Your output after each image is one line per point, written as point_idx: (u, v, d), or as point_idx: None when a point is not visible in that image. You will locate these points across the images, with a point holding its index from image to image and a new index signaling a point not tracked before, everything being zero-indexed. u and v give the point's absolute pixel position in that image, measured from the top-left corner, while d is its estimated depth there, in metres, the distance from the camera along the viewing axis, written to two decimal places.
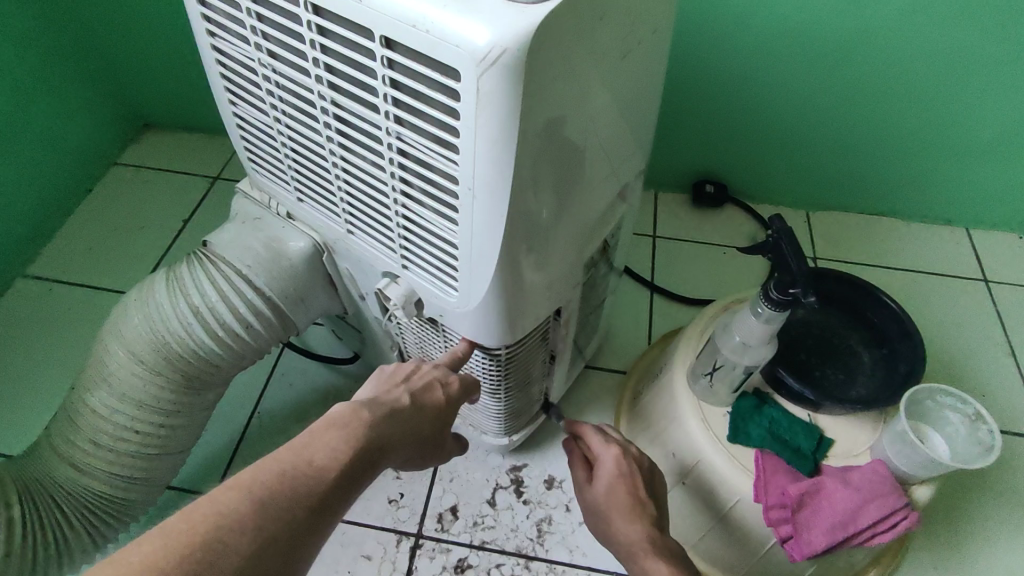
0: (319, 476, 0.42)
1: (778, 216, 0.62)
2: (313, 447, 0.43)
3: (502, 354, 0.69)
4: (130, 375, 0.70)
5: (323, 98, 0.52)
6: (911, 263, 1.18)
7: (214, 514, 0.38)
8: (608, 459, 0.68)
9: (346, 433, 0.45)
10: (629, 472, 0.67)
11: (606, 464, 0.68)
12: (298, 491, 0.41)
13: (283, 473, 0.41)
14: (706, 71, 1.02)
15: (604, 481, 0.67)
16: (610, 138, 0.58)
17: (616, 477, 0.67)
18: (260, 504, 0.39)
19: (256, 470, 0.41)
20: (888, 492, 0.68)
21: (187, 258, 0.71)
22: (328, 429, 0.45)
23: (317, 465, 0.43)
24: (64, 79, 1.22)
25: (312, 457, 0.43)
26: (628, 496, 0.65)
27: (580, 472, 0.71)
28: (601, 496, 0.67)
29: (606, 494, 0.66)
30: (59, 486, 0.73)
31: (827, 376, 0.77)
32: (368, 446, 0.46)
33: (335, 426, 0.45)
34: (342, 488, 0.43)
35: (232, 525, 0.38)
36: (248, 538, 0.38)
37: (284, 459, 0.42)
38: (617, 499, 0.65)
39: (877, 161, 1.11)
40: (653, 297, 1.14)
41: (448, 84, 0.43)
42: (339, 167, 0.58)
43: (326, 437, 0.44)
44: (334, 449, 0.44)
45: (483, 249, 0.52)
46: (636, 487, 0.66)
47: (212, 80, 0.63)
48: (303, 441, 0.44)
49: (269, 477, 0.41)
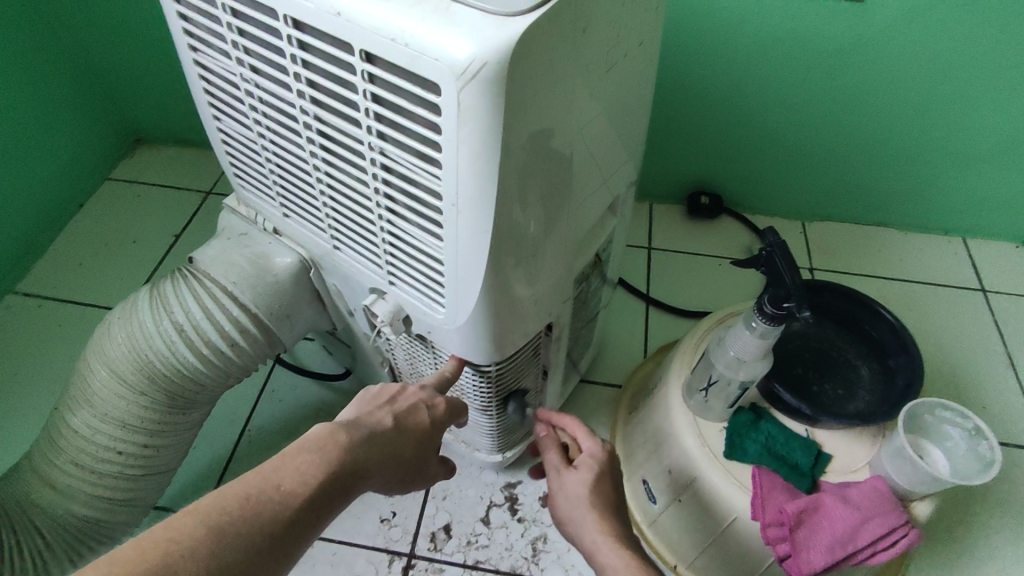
0: (285, 502, 0.41)
1: (771, 229, 0.62)
2: (282, 471, 0.42)
3: (492, 371, 0.68)
4: (113, 394, 0.68)
5: (306, 113, 0.52)
6: (907, 273, 1.17)
7: (168, 538, 0.36)
8: (594, 450, 0.62)
9: (319, 457, 0.44)
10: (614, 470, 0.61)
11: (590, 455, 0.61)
12: (261, 517, 0.39)
13: (247, 497, 0.40)
14: (698, 81, 1.01)
15: (587, 469, 0.60)
16: (598, 152, 0.57)
17: (601, 471, 0.60)
18: (217, 528, 0.38)
19: (218, 493, 0.39)
20: (889, 509, 0.66)
21: (171, 275, 0.70)
22: (301, 452, 0.43)
23: (284, 490, 0.41)
24: (55, 95, 1.21)
25: (280, 481, 0.41)
26: (609, 496, 0.59)
27: (554, 458, 0.63)
28: (576, 483, 0.59)
29: (588, 485, 0.58)
30: (40, 509, 0.71)
31: (825, 390, 0.75)
32: (343, 471, 0.45)
33: (308, 450, 0.44)
34: (310, 516, 0.42)
35: (184, 552, 0.36)
36: (203, 563, 0.36)
37: (250, 482, 0.40)
38: (599, 493, 0.58)
39: (871, 171, 1.11)
40: (648, 309, 1.13)
41: (428, 98, 0.42)
42: (323, 182, 0.57)
43: (297, 461, 0.43)
44: (304, 474, 0.42)
45: (469, 264, 0.51)
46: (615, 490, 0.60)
47: (196, 95, 0.63)
48: (273, 464, 0.42)
49: (232, 502, 0.39)
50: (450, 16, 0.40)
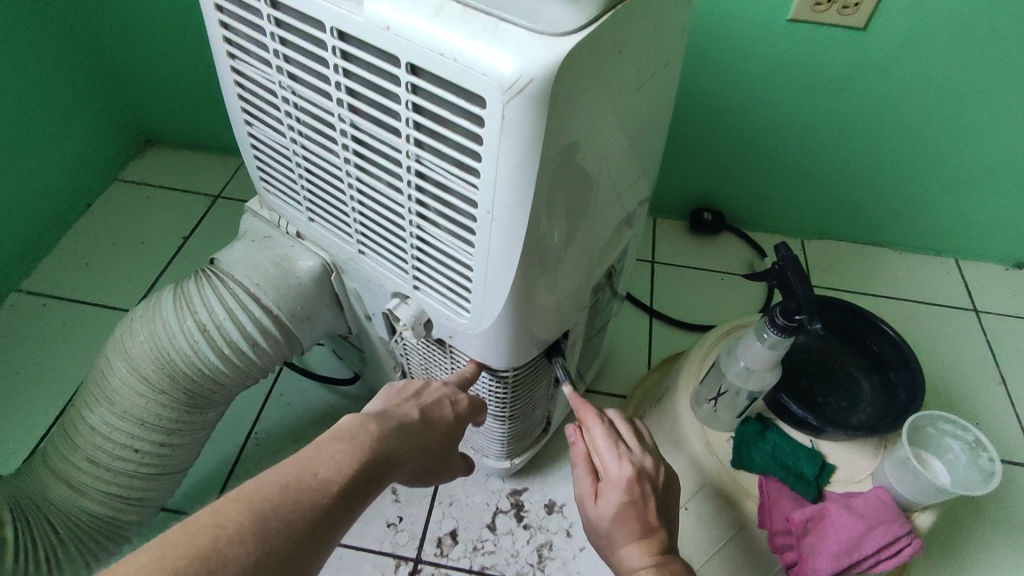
0: (323, 489, 0.41)
1: (783, 243, 0.63)
2: (318, 459, 0.42)
3: (509, 376, 0.70)
4: (133, 392, 0.69)
5: (343, 120, 0.53)
6: (903, 292, 1.20)
7: (215, 525, 0.36)
8: (619, 477, 0.61)
9: (352, 446, 0.43)
10: (644, 494, 0.60)
11: (615, 485, 0.61)
12: (300, 504, 0.39)
13: (285, 485, 0.40)
14: (706, 101, 1.04)
15: (611, 501, 0.60)
16: (621, 166, 0.59)
17: (625, 500, 0.60)
18: (260, 513, 0.38)
19: (257, 481, 0.39)
20: (891, 518, 0.68)
21: (195, 275, 0.71)
22: (335, 441, 0.43)
23: (322, 478, 0.41)
24: (68, 95, 1.22)
25: (317, 469, 0.41)
26: (637, 521, 0.59)
27: (583, 482, 0.64)
28: (606, 516, 0.61)
29: (614, 515, 0.60)
30: (54, 506, 0.71)
31: (829, 402, 0.77)
32: (375, 461, 0.44)
33: (341, 438, 0.44)
34: (346, 503, 0.41)
35: (233, 536, 0.36)
36: (249, 548, 0.36)
37: (288, 471, 0.41)
38: (627, 523, 0.59)
39: (869, 192, 1.14)
40: (652, 321, 1.15)
41: (472, 110, 0.44)
42: (354, 189, 0.59)
43: (332, 449, 0.43)
44: (339, 461, 0.42)
45: (498, 270, 0.53)
46: (648, 512, 0.60)
47: (229, 100, 0.64)
48: (308, 454, 0.42)
49: (271, 488, 0.39)
50: (496, 34, 0.42)
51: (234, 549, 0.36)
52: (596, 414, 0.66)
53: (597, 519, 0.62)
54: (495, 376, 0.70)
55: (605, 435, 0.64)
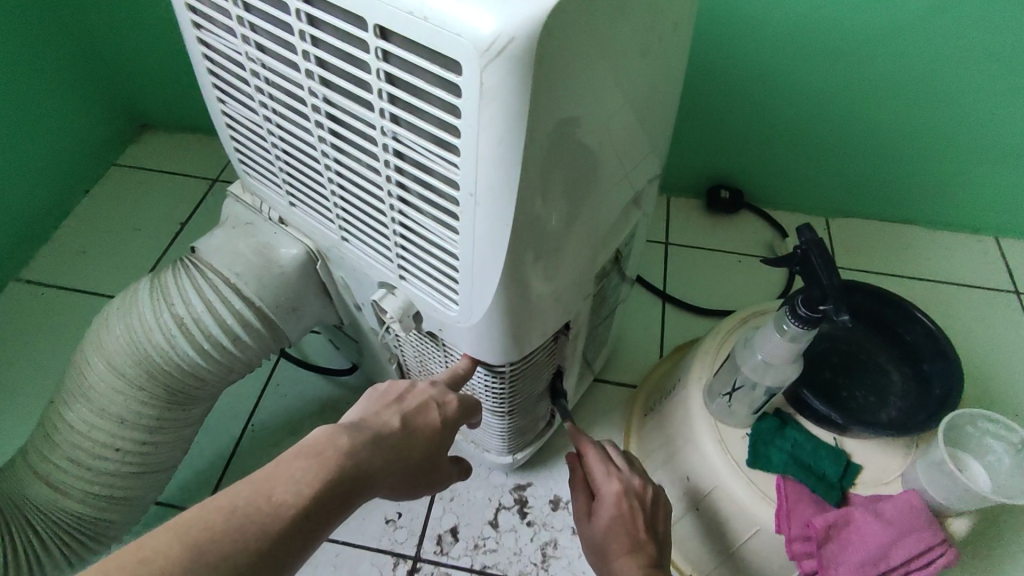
0: (275, 515, 0.36)
1: (807, 224, 0.57)
2: (274, 480, 0.37)
3: (506, 371, 0.65)
4: (111, 388, 0.66)
5: (315, 96, 0.48)
6: (935, 274, 1.12)
7: (146, 559, 0.32)
8: (608, 493, 0.64)
9: (318, 464, 0.38)
10: (631, 508, 0.63)
11: (606, 501, 0.64)
12: (246, 533, 0.35)
13: (232, 510, 0.35)
14: (725, 71, 0.97)
15: (602, 517, 0.63)
16: (625, 141, 0.53)
17: (615, 515, 0.63)
18: (197, 548, 0.33)
19: (200, 507, 0.35)
20: (924, 526, 0.62)
21: (173, 265, 0.67)
22: (298, 457, 0.38)
23: (275, 502, 0.36)
24: (62, 78, 1.18)
25: (271, 492, 0.37)
26: (625, 536, 0.61)
27: (579, 504, 0.67)
28: (598, 531, 0.63)
29: (604, 529, 0.62)
30: (36, 506, 0.68)
31: (855, 396, 0.71)
32: (344, 480, 0.39)
33: (305, 454, 0.39)
34: (304, 530, 0.37)
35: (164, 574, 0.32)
36: None
37: (237, 494, 0.36)
38: (617, 538, 0.61)
39: (901, 166, 1.06)
40: (665, 307, 1.09)
41: (448, 78, 0.38)
42: (332, 171, 0.54)
43: (292, 468, 0.38)
44: (299, 483, 0.37)
45: (486, 258, 0.48)
46: (636, 526, 0.62)
47: (199, 76, 0.59)
48: (266, 473, 0.38)
49: (216, 514, 0.35)
50: None
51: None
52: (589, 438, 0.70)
53: (591, 538, 0.64)
54: (491, 371, 0.65)
55: (597, 455, 0.68)
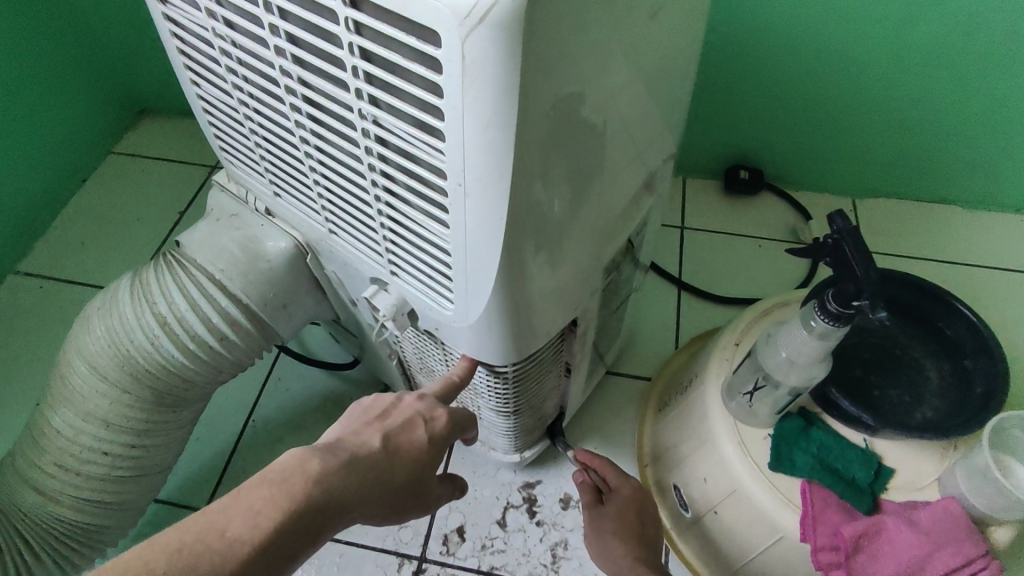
0: (228, 552, 0.34)
1: (839, 210, 0.51)
2: (231, 512, 0.35)
3: (509, 372, 0.61)
4: (95, 391, 0.63)
5: (288, 76, 0.43)
6: (970, 257, 1.06)
7: None
8: (626, 494, 0.75)
9: (281, 493, 0.36)
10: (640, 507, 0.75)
11: (622, 500, 0.75)
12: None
13: (179, 549, 0.33)
14: (745, 41, 0.90)
15: (618, 511, 0.74)
16: (635, 121, 0.48)
17: (630, 511, 0.74)
18: None
19: (144, 545, 0.33)
20: (964, 537, 0.57)
21: (156, 260, 0.64)
22: (260, 486, 0.36)
23: (230, 537, 0.34)
24: (54, 64, 1.14)
25: (226, 525, 0.34)
26: (636, 530, 0.73)
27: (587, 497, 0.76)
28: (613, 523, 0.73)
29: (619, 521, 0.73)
30: (24, 513, 0.66)
31: (889, 395, 0.66)
32: (311, 510, 0.36)
33: (268, 483, 0.36)
34: (265, 566, 0.34)
35: None
36: None
37: (188, 529, 0.34)
38: (629, 532, 0.73)
39: (935, 143, 0.99)
40: (681, 294, 1.04)
41: (426, 51, 0.33)
42: (314, 159, 0.49)
43: (253, 498, 0.35)
44: (257, 514, 0.35)
45: (480, 253, 0.43)
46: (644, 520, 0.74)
47: (172, 57, 0.55)
48: (222, 504, 0.35)
49: (162, 553, 0.33)
50: None
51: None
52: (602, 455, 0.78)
53: (600, 525, 0.75)
54: (493, 371, 0.61)
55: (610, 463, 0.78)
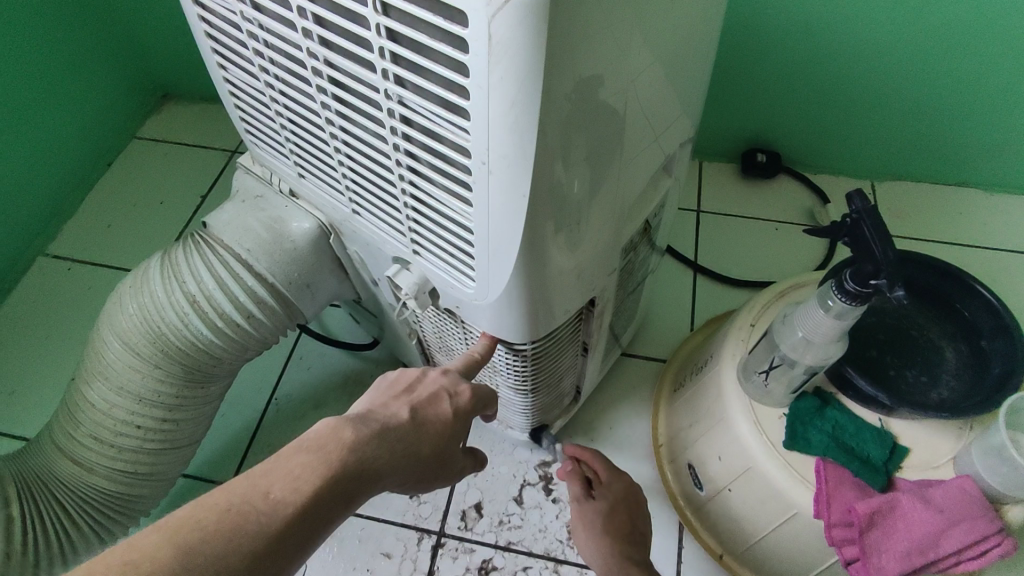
0: (272, 514, 0.35)
1: (858, 190, 0.52)
2: (272, 476, 0.36)
3: (527, 350, 0.62)
4: (128, 367, 0.65)
5: (314, 57, 0.44)
6: (990, 240, 1.05)
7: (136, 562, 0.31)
8: (613, 489, 0.78)
9: (318, 460, 0.37)
10: (628, 505, 0.77)
11: (610, 495, 0.78)
12: (238, 534, 0.34)
13: (227, 509, 0.35)
14: (766, 23, 0.89)
15: (605, 505, 0.77)
16: (655, 103, 0.48)
17: (616, 506, 0.77)
18: (192, 550, 0.33)
19: (193, 506, 0.35)
20: (979, 515, 0.58)
21: (184, 241, 0.65)
22: (297, 453, 0.38)
23: (274, 499, 0.36)
24: (78, 50, 1.16)
25: (270, 488, 0.36)
26: (622, 526, 0.76)
27: (576, 489, 0.79)
28: (598, 515, 0.76)
29: (604, 514, 0.76)
30: (62, 483, 0.69)
31: (904, 375, 0.66)
32: (346, 476, 0.38)
33: (306, 449, 0.38)
34: (304, 528, 0.36)
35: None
36: None
37: (234, 491, 0.35)
38: (613, 525, 0.75)
39: (958, 126, 0.98)
40: (696, 277, 1.05)
41: (453, 31, 0.34)
42: (339, 140, 0.50)
43: (293, 463, 0.37)
44: (297, 478, 0.36)
45: (503, 231, 0.44)
46: (630, 520, 0.77)
47: (199, 40, 0.56)
48: (263, 469, 0.37)
49: (210, 513, 0.34)
50: None
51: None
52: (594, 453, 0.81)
53: (587, 518, 0.77)
54: (513, 350, 0.62)
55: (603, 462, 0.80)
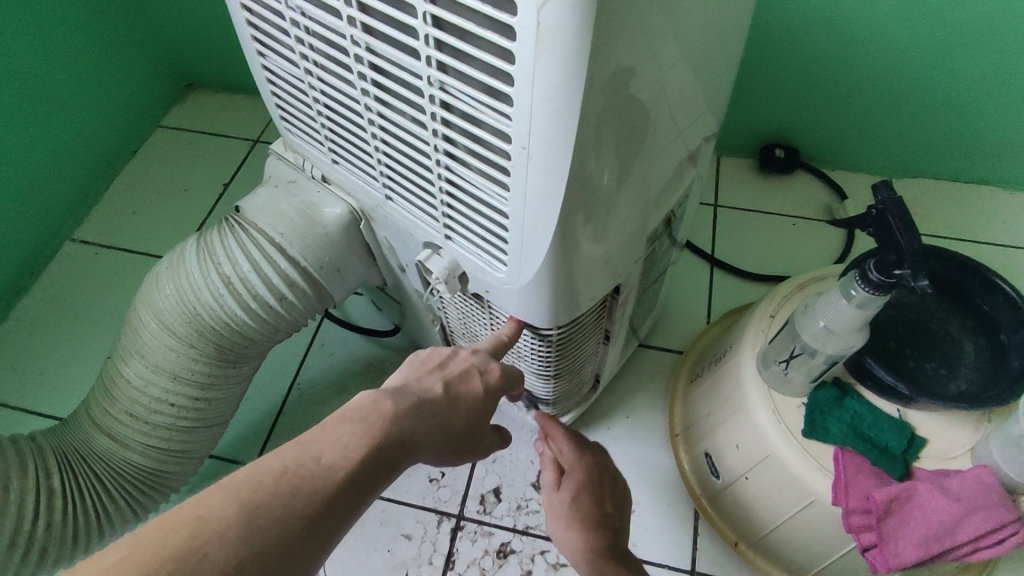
0: (324, 478, 0.37)
1: (884, 181, 0.53)
2: (322, 443, 0.38)
3: (553, 335, 0.63)
4: (164, 346, 0.67)
5: (357, 44, 0.46)
6: (1007, 237, 1.05)
7: (201, 519, 0.33)
8: (578, 466, 0.68)
9: (362, 428, 0.39)
10: (598, 480, 0.68)
11: (577, 472, 0.67)
12: (294, 495, 0.36)
13: (283, 472, 0.36)
14: (788, 19, 0.89)
15: (571, 487, 0.66)
16: (684, 95, 0.50)
17: (584, 487, 0.66)
18: (252, 508, 0.35)
19: (249, 468, 0.36)
20: (996, 504, 0.59)
21: (219, 224, 0.67)
22: (343, 422, 0.39)
23: (325, 464, 0.37)
24: (104, 39, 1.18)
25: (320, 454, 0.38)
26: (594, 507, 0.65)
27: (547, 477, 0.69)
28: (565, 500, 0.65)
29: (570, 499, 0.65)
30: (99, 457, 0.71)
31: (924, 367, 0.67)
32: (388, 445, 0.40)
33: (351, 419, 0.40)
34: (353, 492, 0.38)
35: (215, 531, 0.33)
36: (234, 546, 0.33)
37: (287, 454, 0.37)
38: (582, 509, 0.64)
39: (978, 124, 0.98)
40: (713, 271, 1.06)
41: (501, 18, 0.36)
42: (376, 126, 0.52)
43: (340, 431, 0.39)
44: (346, 446, 0.38)
45: (538, 216, 0.46)
46: (602, 500, 0.67)
47: (239, 28, 0.57)
48: (313, 436, 0.39)
49: (266, 476, 0.36)
50: None
51: (213, 551, 0.33)
52: (553, 424, 0.71)
53: (554, 508, 0.66)
54: (538, 335, 0.64)
55: (564, 435, 0.70)
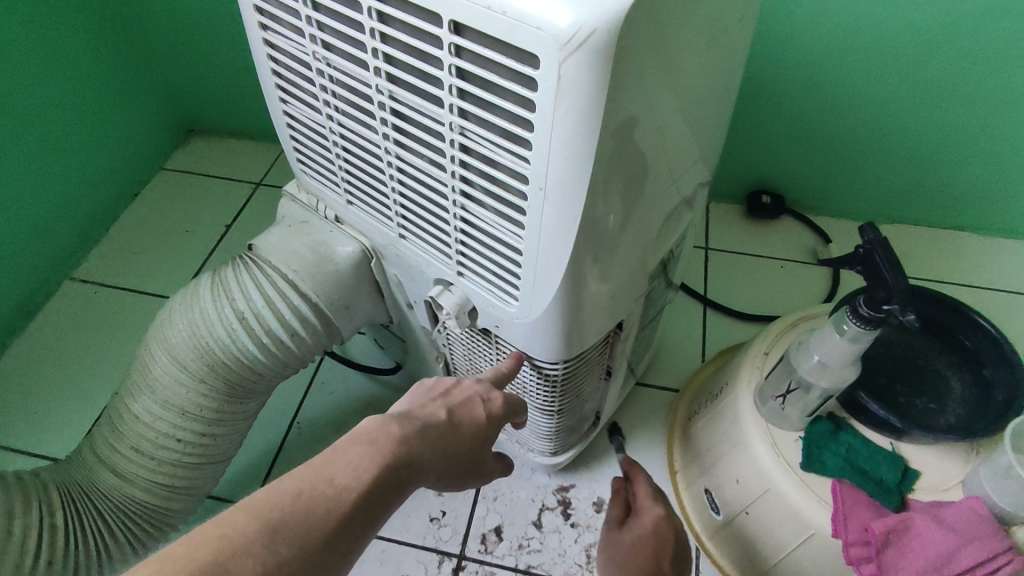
0: (340, 498, 0.38)
1: (870, 223, 0.57)
2: (335, 465, 0.39)
3: (558, 370, 0.65)
4: (174, 381, 0.68)
5: (381, 93, 0.49)
6: (983, 279, 1.10)
7: (225, 537, 0.34)
8: (649, 514, 0.73)
9: (372, 450, 0.41)
10: (660, 533, 0.71)
11: (646, 518, 0.73)
12: (310, 515, 0.37)
13: (299, 493, 0.37)
14: (769, 75, 0.96)
15: (636, 529, 0.73)
16: (682, 142, 0.54)
17: (648, 531, 0.72)
18: (272, 526, 0.36)
19: (269, 489, 0.37)
20: (990, 533, 0.60)
21: (233, 261, 0.69)
22: (354, 445, 0.41)
23: (338, 485, 0.39)
24: (114, 85, 1.22)
25: (333, 475, 0.39)
26: (649, 557, 0.69)
27: (613, 513, 0.77)
28: (627, 537, 0.73)
29: (632, 538, 0.72)
30: (103, 494, 0.71)
31: (914, 402, 0.70)
32: (396, 467, 0.41)
33: (361, 443, 0.41)
34: (365, 512, 0.39)
35: (238, 549, 0.34)
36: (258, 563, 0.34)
37: (304, 476, 0.38)
38: (638, 551, 0.70)
39: (950, 173, 1.04)
40: (706, 311, 1.09)
41: (524, 72, 0.39)
42: (394, 168, 0.55)
43: (351, 454, 0.40)
44: (357, 467, 0.40)
45: (551, 253, 0.48)
46: (660, 552, 0.70)
47: (264, 77, 0.61)
48: (325, 458, 0.40)
49: (283, 496, 0.37)
50: None
51: (237, 568, 0.34)
52: (639, 471, 0.80)
53: (615, 541, 0.74)
54: (542, 369, 0.66)
55: (646, 483, 0.77)
